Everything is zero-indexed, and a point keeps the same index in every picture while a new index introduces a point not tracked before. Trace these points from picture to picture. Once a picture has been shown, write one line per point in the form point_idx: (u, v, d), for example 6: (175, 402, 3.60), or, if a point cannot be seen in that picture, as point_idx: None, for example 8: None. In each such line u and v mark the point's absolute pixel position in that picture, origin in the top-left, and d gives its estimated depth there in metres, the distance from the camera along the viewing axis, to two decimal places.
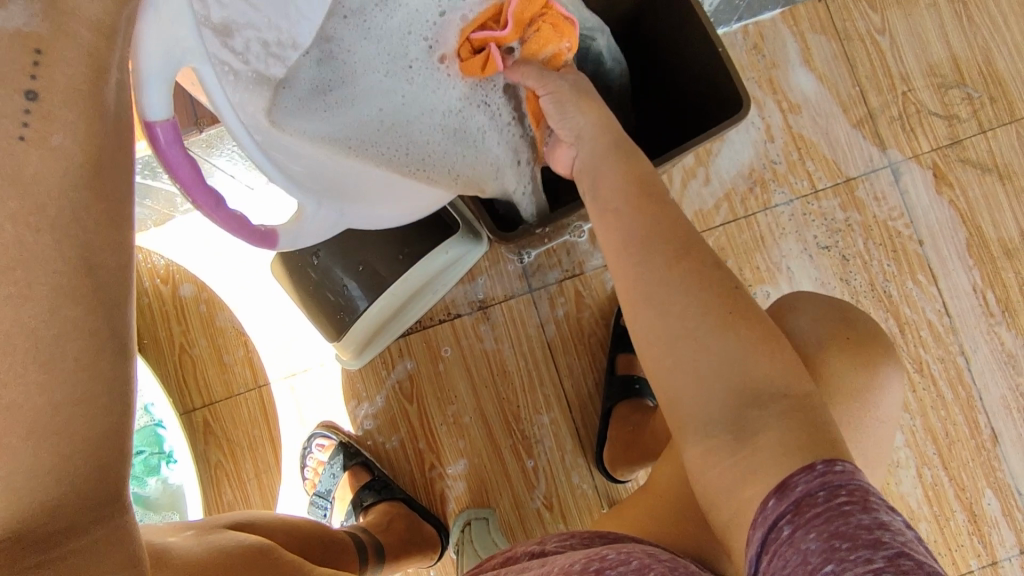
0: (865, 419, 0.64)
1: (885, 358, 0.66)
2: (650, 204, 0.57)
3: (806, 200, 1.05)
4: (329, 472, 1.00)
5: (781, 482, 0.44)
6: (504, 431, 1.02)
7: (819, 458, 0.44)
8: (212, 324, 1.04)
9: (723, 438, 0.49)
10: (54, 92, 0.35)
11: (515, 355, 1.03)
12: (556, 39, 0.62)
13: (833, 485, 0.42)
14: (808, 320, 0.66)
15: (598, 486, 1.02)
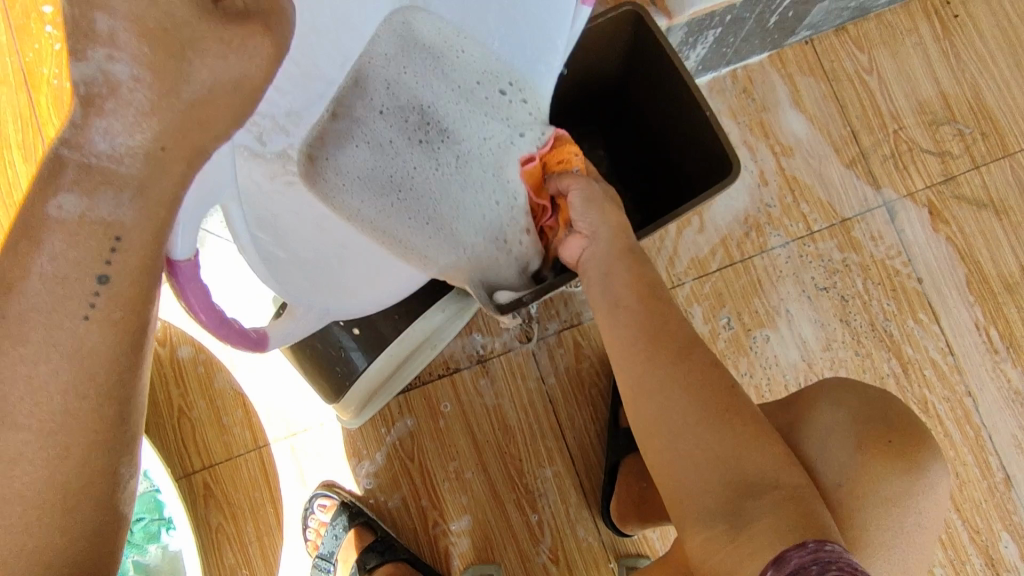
0: (905, 523, 0.66)
1: (926, 457, 0.68)
2: (657, 307, 0.69)
3: (802, 242, 1.06)
4: (332, 533, 0.99)
5: (777, 555, 0.52)
6: (507, 487, 1.01)
7: (809, 538, 0.53)
8: (210, 385, 1.03)
9: (718, 530, 0.57)
10: (122, 273, 0.40)
11: (516, 408, 1.02)
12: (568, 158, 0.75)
13: (823, 561, 0.51)
14: (847, 419, 0.68)
15: (604, 538, 1.00)
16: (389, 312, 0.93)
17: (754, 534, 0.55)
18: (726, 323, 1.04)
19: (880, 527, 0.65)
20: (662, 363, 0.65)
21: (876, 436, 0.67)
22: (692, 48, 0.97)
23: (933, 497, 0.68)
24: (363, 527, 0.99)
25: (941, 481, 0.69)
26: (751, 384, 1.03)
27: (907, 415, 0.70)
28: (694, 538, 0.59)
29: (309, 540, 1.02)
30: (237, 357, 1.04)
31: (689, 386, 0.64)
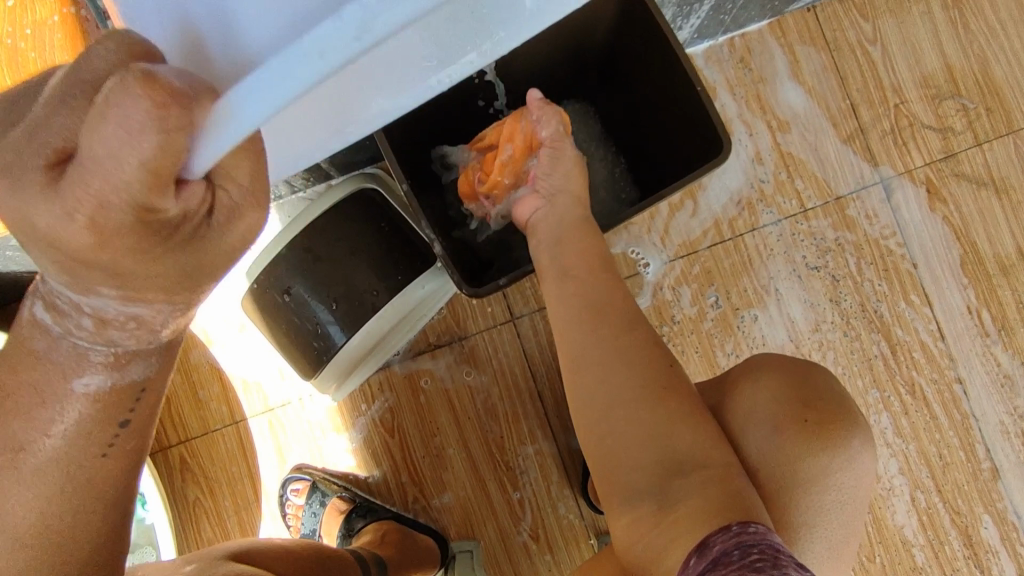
0: (823, 502, 0.62)
1: (847, 431, 0.64)
2: (607, 278, 0.68)
3: (795, 220, 1.04)
4: (310, 512, 0.99)
5: (702, 543, 0.51)
6: (489, 466, 0.99)
7: (734, 521, 0.51)
8: (185, 361, 1.02)
9: (646, 511, 0.57)
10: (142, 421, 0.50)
11: (496, 387, 1.00)
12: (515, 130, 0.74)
13: (744, 542, 0.48)
14: (761, 394, 0.65)
15: (584, 516, 0.98)
16: (367, 286, 0.93)
17: (680, 516, 0.54)
18: (714, 303, 1.02)
19: (801, 506, 0.61)
20: (613, 340, 0.64)
21: (791, 412, 0.63)
22: (685, 18, 0.93)
23: (856, 473, 0.64)
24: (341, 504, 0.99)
25: (867, 456, 0.65)
26: (736, 364, 1.02)
27: (828, 386, 0.66)
28: (630, 516, 0.58)
29: (289, 526, 1.00)
30: (212, 331, 1.02)
31: (634, 362, 0.62)
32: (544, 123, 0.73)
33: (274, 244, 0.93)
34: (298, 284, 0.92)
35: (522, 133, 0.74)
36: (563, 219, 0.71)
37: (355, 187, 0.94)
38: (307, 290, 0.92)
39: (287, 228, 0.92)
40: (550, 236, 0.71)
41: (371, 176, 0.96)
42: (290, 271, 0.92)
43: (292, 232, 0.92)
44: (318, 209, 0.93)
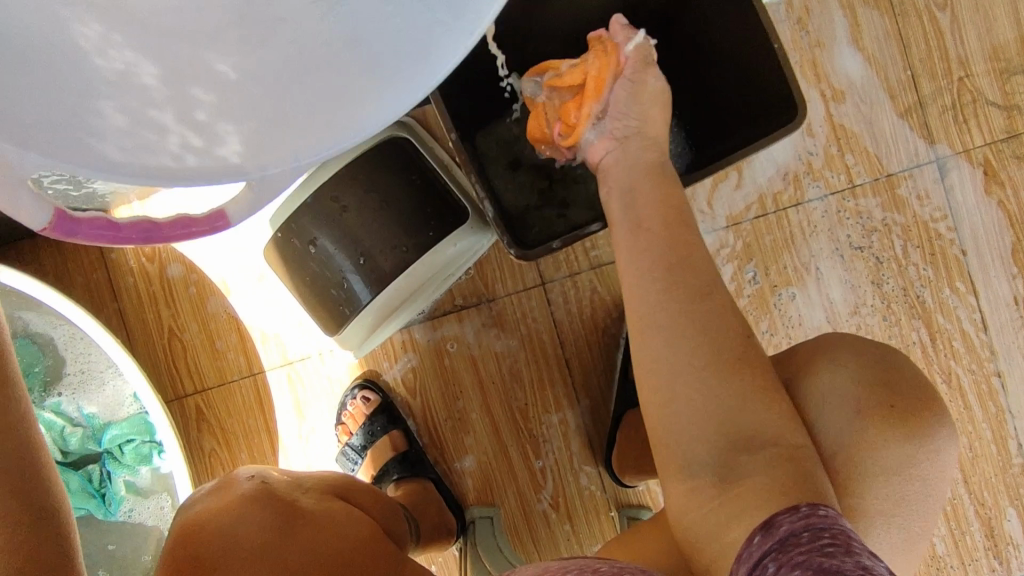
0: (904, 494, 0.60)
1: (932, 423, 0.61)
2: None
3: (842, 196, 0.99)
4: (368, 429, 0.95)
5: (768, 523, 0.48)
6: (512, 434, 0.98)
7: (804, 503, 0.48)
8: (203, 309, 0.99)
9: (705, 480, 0.55)
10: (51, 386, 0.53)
11: (523, 353, 0.98)
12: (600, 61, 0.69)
13: (814, 525, 0.46)
14: (845, 379, 0.62)
15: (607, 488, 0.98)
16: (396, 242, 0.89)
17: (743, 491, 0.52)
18: (751, 278, 0.99)
19: (880, 498, 0.59)
20: (681, 307, 0.59)
21: (876, 400, 0.60)
22: None
23: (939, 466, 0.61)
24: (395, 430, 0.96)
25: (950, 451, 0.62)
26: (769, 343, 0.99)
27: (913, 374, 0.63)
28: (683, 494, 0.57)
29: (340, 424, 0.97)
30: (230, 281, 0.99)
31: (687, 337, 0.58)
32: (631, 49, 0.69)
33: (297, 193, 0.89)
34: (325, 236, 0.89)
35: (609, 60, 0.68)
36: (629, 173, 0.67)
37: (382, 137, 0.90)
38: (334, 241, 0.89)
39: (311, 177, 0.88)
40: (620, 184, 0.67)
41: (398, 126, 0.91)
42: (317, 222, 0.89)
43: (315, 181, 0.88)
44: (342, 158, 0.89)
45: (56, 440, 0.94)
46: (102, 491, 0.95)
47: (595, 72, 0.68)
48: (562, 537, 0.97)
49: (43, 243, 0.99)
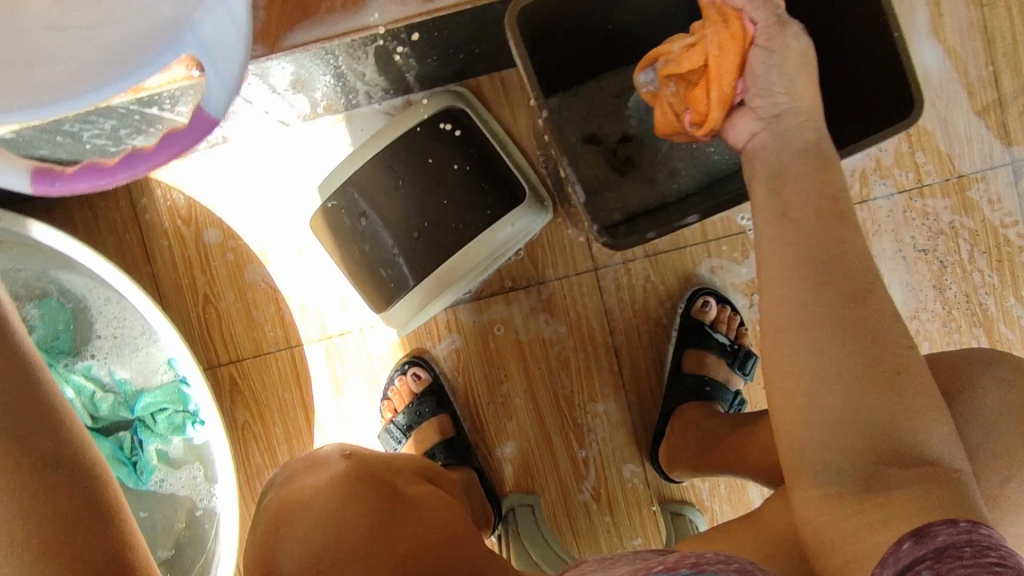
0: None
1: None
2: None
3: (910, 196, 0.95)
4: (415, 409, 0.92)
5: (919, 528, 0.43)
6: (556, 422, 0.96)
7: (963, 516, 0.43)
8: (241, 278, 0.95)
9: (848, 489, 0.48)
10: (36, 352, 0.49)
11: (572, 340, 0.95)
12: (723, 34, 0.59)
13: (977, 544, 0.41)
14: (996, 395, 0.60)
15: (649, 480, 0.96)
16: (451, 220, 0.85)
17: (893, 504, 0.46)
18: None
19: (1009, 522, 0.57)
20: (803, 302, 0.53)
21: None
22: None
23: None
24: (445, 411, 0.93)
25: None
26: None
27: None
28: (803, 512, 0.51)
29: (386, 400, 0.94)
30: (269, 250, 0.95)
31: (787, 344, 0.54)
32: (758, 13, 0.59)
33: (349, 164, 0.84)
34: (378, 211, 0.85)
35: (732, 32, 0.58)
36: (778, 154, 0.58)
37: (438, 108, 0.85)
38: (387, 217, 0.85)
39: (364, 147, 0.84)
40: (767, 168, 0.58)
41: (455, 98, 0.86)
42: (371, 195, 0.85)
43: (367, 152, 0.84)
44: (396, 129, 0.84)
45: (87, 405, 0.91)
46: (132, 459, 0.92)
47: (717, 50, 0.59)
48: (601, 529, 0.96)
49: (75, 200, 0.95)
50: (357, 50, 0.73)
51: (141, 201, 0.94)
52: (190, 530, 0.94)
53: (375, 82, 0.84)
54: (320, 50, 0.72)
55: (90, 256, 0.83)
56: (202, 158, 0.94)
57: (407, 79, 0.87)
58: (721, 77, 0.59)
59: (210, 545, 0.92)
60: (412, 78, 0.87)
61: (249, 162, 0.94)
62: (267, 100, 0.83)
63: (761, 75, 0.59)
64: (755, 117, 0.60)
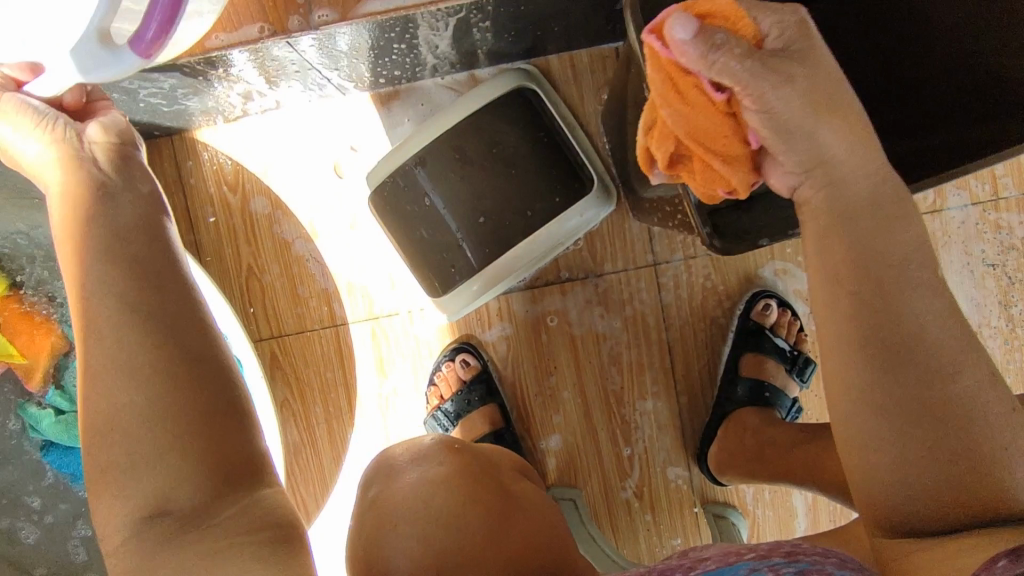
0: None
1: None
2: None
3: (984, 208, 0.92)
4: (464, 398, 0.90)
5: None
6: (603, 417, 0.94)
7: None
8: (288, 251, 0.91)
9: None
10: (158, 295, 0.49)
11: (625, 336, 0.93)
12: (690, 97, 0.45)
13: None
14: None
15: (693, 481, 0.95)
16: (516, 206, 0.81)
17: None
18: None
19: None
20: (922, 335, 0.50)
21: None
22: None
23: None
24: (494, 402, 0.91)
25: None
26: None
27: None
28: None
29: (432, 386, 0.91)
30: (319, 224, 0.91)
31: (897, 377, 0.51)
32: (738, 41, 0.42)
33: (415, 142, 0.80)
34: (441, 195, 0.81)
35: (698, 92, 0.45)
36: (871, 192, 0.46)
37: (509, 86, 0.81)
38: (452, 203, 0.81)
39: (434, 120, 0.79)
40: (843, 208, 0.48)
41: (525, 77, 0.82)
42: (436, 176, 0.81)
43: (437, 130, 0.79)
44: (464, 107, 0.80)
45: None
46: None
47: (687, 126, 0.47)
48: (641, 527, 0.95)
49: None
50: (438, 20, 0.69)
51: (187, 163, 0.91)
52: None
53: (446, 55, 0.80)
54: (402, 17, 0.67)
55: None
56: (255, 124, 0.90)
57: (477, 54, 0.82)
58: (708, 152, 0.48)
59: None
60: (483, 54, 0.82)
61: (301, 131, 0.90)
62: (332, 67, 0.78)
63: (770, 138, 0.45)
64: (787, 171, 0.48)
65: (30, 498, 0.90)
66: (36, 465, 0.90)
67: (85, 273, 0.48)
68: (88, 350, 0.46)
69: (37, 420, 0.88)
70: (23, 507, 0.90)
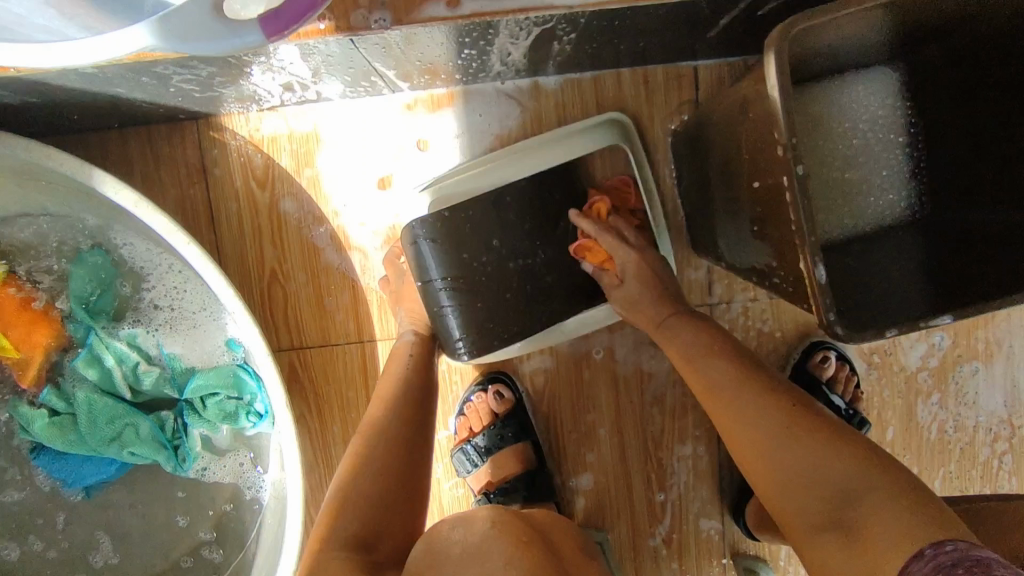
0: None
1: None
2: None
3: None
4: (496, 433, 0.84)
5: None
6: (639, 459, 0.88)
7: (926, 543, 0.44)
8: (316, 259, 0.84)
9: None
10: (422, 410, 0.70)
11: (671, 378, 0.87)
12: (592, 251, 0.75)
13: (943, 565, 0.41)
14: None
15: (727, 532, 0.90)
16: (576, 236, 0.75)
17: None
18: (938, 341, 0.88)
19: None
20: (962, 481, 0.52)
21: None
22: None
23: None
24: (527, 439, 0.86)
25: None
26: (938, 416, 0.89)
27: None
28: None
29: (461, 416, 0.86)
30: (352, 232, 0.84)
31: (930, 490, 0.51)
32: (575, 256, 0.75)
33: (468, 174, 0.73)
34: (506, 234, 0.73)
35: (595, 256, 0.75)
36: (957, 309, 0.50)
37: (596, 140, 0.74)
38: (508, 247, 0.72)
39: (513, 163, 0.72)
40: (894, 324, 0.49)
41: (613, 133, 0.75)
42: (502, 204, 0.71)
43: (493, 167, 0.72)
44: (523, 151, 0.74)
45: (127, 376, 0.81)
46: (174, 443, 0.83)
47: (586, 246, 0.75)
48: None
49: (137, 137, 0.82)
50: (521, 29, 0.62)
51: (213, 151, 0.83)
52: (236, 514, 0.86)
53: (514, 63, 0.74)
54: (484, 23, 0.59)
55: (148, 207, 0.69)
56: (295, 116, 0.82)
57: (548, 62, 0.75)
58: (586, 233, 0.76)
59: (249, 542, 0.84)
60: (554, 64, 0.75)
61: (340, 128, 0.82)
62: (394, 69, 0.70)
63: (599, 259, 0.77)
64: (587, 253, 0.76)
65: (17, 499, 0.84)
66: (24, 466, 0.84)
67: (402, 383, 0.71)
68: (376, 419, 0.67)
69: (29, 422, 0.80)
70: (9, 508, 0.84)
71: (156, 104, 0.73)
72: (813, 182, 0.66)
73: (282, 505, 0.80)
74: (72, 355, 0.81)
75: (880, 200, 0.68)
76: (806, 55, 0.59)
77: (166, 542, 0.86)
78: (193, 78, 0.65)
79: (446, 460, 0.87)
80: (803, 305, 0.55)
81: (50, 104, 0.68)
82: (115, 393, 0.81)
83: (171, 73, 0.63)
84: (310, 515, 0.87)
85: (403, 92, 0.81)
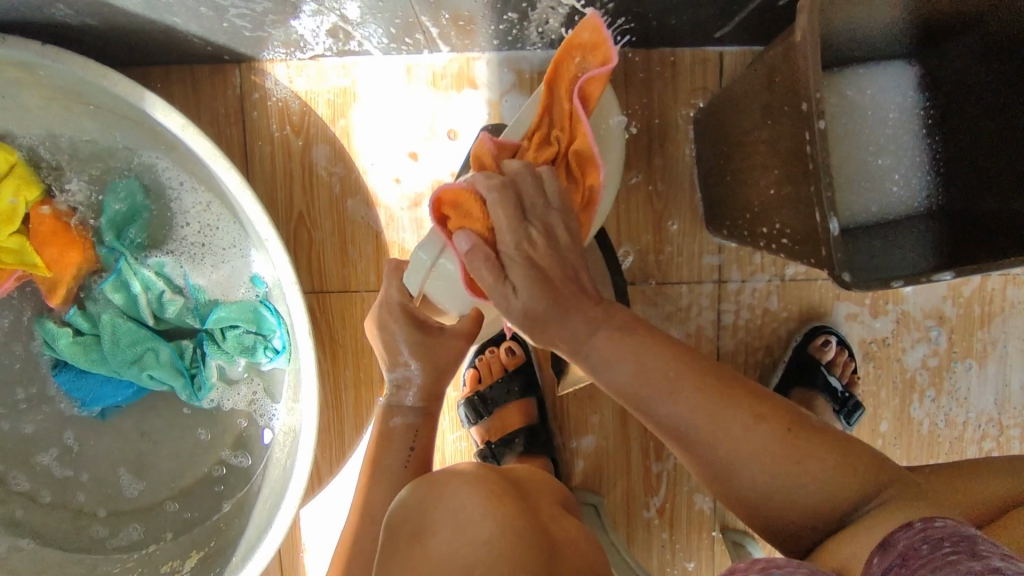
0: None
1: None
2: None
3: None
4: (503, 386, 0.87)
5: (883, 542, 0.42)
6: (638, 428, 0.91)
7: (920, 520, 0.42)
8: (342, 207, 0.87)
9: None
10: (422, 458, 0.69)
11: None
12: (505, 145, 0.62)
13: (931, 536, 0.40)
14: None
15: (718, 507, 0.92)
16: None
17: None
18: (935, 337, 0.91)
19: None
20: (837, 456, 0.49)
21: None
22: None
23: None
24: (531, 396, 0.89)
25: None
26: (930, 411, 0.92)
27: None
28: None
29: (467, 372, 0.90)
30: (379, 188, 0.87)
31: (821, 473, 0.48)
32: (495, 207, 0.54)
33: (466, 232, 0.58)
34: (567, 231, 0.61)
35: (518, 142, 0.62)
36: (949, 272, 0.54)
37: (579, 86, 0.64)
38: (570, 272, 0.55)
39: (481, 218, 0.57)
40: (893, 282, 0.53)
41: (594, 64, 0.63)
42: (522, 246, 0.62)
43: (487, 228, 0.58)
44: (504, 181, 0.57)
45: (152, 303, 0.84)
46: (191, 371, 0.85)
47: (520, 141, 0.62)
48: (657, 543, 0.92)
49: (179, 78, 0.86)
50: None
51: (252, 95, 0.86)
52: (246, 444, 0.88)
53: (550, 32, 0.78)
54: None
55: (191, 134, 0.72)
56: (335, 70, 0.85)
57: None
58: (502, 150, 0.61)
59: (256, 476, 0.86)
60: None
61: (377, 84, 0.85)
62: (436, 24, 0.74)
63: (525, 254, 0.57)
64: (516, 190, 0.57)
65: (37, 414, 0.87)
66: (48, 381, 0.86)
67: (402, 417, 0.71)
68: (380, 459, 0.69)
69: (54, 339, 0.83)
70: (25, 424, 0.87)
71: (205, 40, 0.76)
72: (837, 165, 0.70)
73: (292, 439, 0.82)
74: (100, 278, 0.84)
75: (900, 188, 0.71)
76: (831, 39, 0.63)
77: (174, 471, 0.89)
78: (248, 11, 0.68)
79: (452, 414, 0.91)
80: (817, 262, 0.58)
81: (106, 28, 0.72)
82: (139, 319, 0.84)
83: (227, 5, 0.67)
84: (316, 456, 0.89)
85: (441, 52, 0.84)
